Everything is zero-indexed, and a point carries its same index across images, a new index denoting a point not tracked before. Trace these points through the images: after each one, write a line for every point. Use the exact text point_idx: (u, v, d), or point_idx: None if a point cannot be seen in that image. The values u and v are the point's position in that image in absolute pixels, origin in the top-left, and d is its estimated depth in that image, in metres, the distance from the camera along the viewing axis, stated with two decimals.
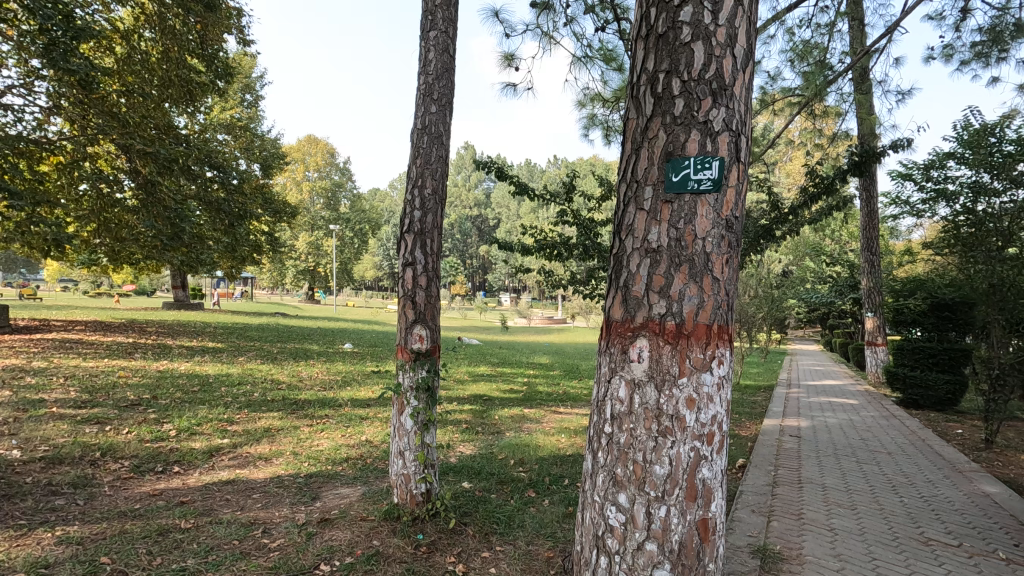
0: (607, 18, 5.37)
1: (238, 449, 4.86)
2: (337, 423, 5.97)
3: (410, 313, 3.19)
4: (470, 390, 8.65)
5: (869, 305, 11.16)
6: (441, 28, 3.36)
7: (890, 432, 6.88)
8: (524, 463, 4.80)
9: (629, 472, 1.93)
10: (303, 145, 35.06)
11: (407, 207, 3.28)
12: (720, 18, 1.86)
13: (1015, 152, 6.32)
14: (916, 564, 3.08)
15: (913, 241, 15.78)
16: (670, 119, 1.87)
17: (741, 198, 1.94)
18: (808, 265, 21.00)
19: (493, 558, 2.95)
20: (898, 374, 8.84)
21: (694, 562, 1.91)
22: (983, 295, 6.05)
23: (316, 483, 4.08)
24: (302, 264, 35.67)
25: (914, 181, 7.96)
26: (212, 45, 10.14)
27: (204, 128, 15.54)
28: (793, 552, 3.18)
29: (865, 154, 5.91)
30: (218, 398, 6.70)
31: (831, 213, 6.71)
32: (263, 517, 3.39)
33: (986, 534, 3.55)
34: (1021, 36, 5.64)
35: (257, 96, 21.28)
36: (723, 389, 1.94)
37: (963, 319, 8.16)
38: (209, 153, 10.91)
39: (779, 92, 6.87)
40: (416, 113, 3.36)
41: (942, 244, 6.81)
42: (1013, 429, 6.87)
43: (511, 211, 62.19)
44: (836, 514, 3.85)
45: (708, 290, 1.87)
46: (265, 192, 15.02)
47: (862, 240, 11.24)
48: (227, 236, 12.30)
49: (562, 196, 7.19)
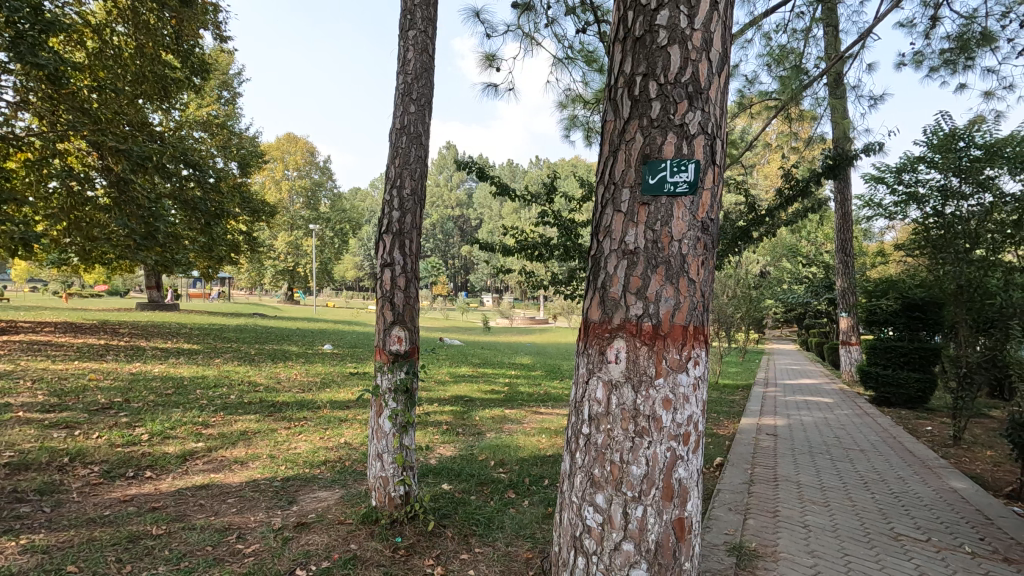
0: (588, 21, 5.40)
1: (212, 452, 4.76)
2: (315, 425, 5.92)
3: (388, 315, 3.16)
4: (451, 390, 8.62)
5: (844, 305, 11.39)
6: (420, 28, 3.34)
7: (863, 430, 7.03)
8: (504, 464, 4.81)
9: (606, 473, 1.94)
10: (282, 144, 34.58)
11: (385, 207, 3.26)
12: (696, 23, 1.88)
13: (982, 157, 6.56)
14: (887, 559, 3.14)
15: (885, 242, 16.15)
16: (647, 122, 1.89)
17: (717, 200, 1.96)
18: (785, 266, 21.35)
19: (472, 560, 2.94)
20: (871, 373, 9.03)
21: (671, 561, 1.92)
22: (952, 296, 6.23)
23: (293, 487, 4.02)
24: (280, 263, 35.25)
25: (886, 184, 8.14)
26: (188, 41, 9.97)
27: (179, 125, 15.24)
28: (768, 550, 3.22)
29: (838, 158, 6.05)
30: (193, 401, 6.56)
31: (806, 215, 6.81)
32: (238, 522, 3.33)
33: (954, 529, 3.65)
34: (987, 45, 5.84)
35: (235, 93, 20.94)
36: (700, 389, 1.97)
37: (933, 319, 8.38)
38: (185, 151, 10.72)
39: (756, 96, 6.95)
40: (395, 114, 3.33)
41: (913, 246, 7.00)
42: (980, 425, 7.08)
43: (492, 210, 61.98)
44: (810, 511, 3.92)
45: (684, 291, 1.88)
46: (243, 190, 14.76)
47: (837, 241, 11.46)
48: (203, 236, 12.11)
49: (543, 197, 7.22)
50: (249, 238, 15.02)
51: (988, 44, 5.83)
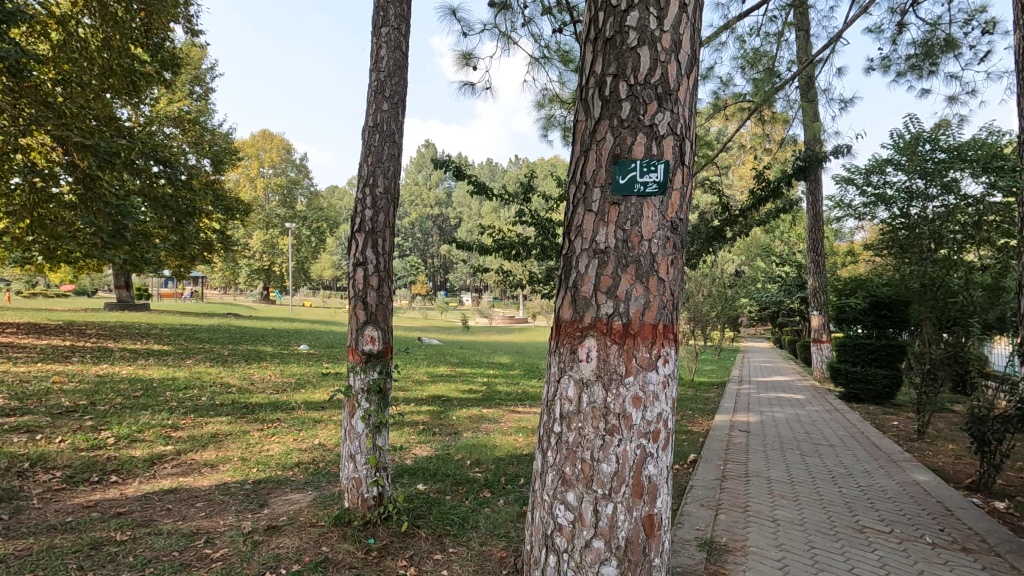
0: (564, 21, 5.42)
1: (182, 455, 4.66)
2: (289, 427, 5.82)
3: (361, 314, 3.13)
4: (429, 390, 8.56)
5: (815, 304, 11.64)
6: (393, 25, 3.31)
7: (832, 426, 7.19)
8: (480, 464, 4.80)
9: (577, 471, 1.95)
10: (257, 141, 33.90)
11: (357, 206, 3.22)
12: (665, 25, 1.90)
13: (945, 160, 6.79)
14: (851, 551, 3.23)
15: (855, 242, 16.55)
16: (617, 122, 1.90)
17: (686, 201, 1.99)
18: (759, 266, 21.67)
19: (445, 560, 2.93)
20: (841, 370, 9.25)
21: (640, 557, 1.94)
22: (916, 295, 6.37)
23: (265, 489, 3.95)
24: (255, 262, 34.70)
25: (856, 185, 8.33)
26: (158, 35, 9.72)
27: (149, 121, 14.87)
28: (737, 544, 3.28)
29: (808, 159, 6.17)
30: (161, 403, 6.41)
31: (778, 215, 6.92)
32: (207, 526, 3.27)
33: (915, 521, 3.76)
34: (950, 50, 6.03)
35: (207, 89, 20.47)
36: (669, 386, 1.99)
37: (900, 317, 8.62)
38: (154, 147, 10.46)
39: (730, 98, 7.05)
40: (368, 111, 3.30)
41: (882, 246, 7.19)
42: (943, 420, 7.29)
43: (471, 210, 61.78)
44: (779, 505, 4.00)
45: (654, 290, 1.90)
46: (216, 187, 14.44)
47: (809, 241, 11.69)
48: (174, 235, 11.83)
49: (520, 196, 7.23)
50: (222, 237, 14.73)
51: (951, 50, 6.02)
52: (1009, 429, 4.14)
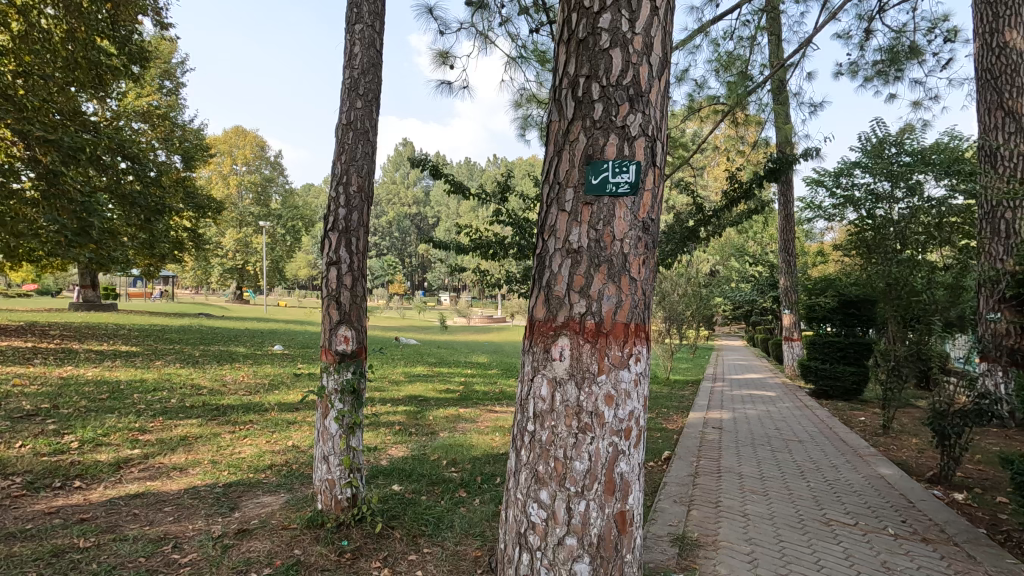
0: (541, 21, 5.44)
1: (150, 459, 4.56)
2: (262, 428, 5.73)
3: (334, 314, 3.10)
4: (405, 390, 8.49)
5: (786, 303, 11.90)
6: (367, 22, 3.29)
7: (803, 422, 7.35)
8: (456, 463, 4.79)
9: (550, 469, 1.96)
10: (230, 137, 33.24)
11: (331, 205, 3.18)
12: (637, 27, 1.92)
13: (910, 163, 7.01)
14: (818, 544, 3.31)
15: (824, 243, 16.97)
16: (590, 123, 1.92)
17: (658, 201, 2.01)
18: (733, 265, 22.08)
19: (420, 561, 2.92)
20: (811, 367, 9.50)
21: (612, 554, 1.96)
22: (881, 294, 6.52)
23: (236, 492, 3.89)
24: (228, 262, 33.98)
25: (825, 187, 8.54)
26: (126, 27, 9.45)
27: (117, 115, 14.48)
28: (709, 539, 3.34)
29: (779, 162, 6.26)
30: (129, 405, 6.24)
31: (750, 216, 7.06)
32: (175, 530, 3.20)
33: (879, 513, 3.88)
34: (914, 57, 6.24)
35: (177, 84, 20.00)
36: (641, 385, 2.01)
37: (867, 315, 8.85)
38: (123, 142, 10.19)
39: (705, 100, 7.18)
40: (341, 108, 3.26)
41: (850, 246, 7.39)
42: (907, 416, 7.53)
43: (449, 209, 61.51)
44: (750, 500, 4.08)
45: (626, 290, 1.92)
46: (188, 184, 14.12)
47: (781, 241, 11.96)
48: (143, 233, 11.54)
49: (497, 196, 7.22)
50: (194, 235, 14.43)
51: (916, 57, 6.23)
52: (968, 423, 4.29)
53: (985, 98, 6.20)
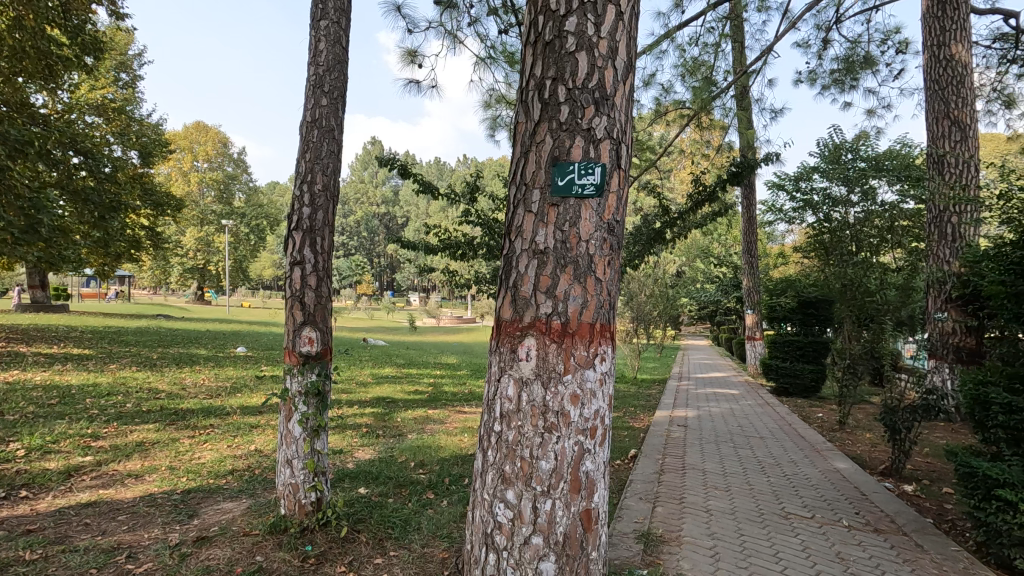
0: (510, 22, 5.46)
1: (103, 466, 4.38)
2: (223, 433, 5.57)
3: (298, 315, 3.03)
4: (373, 392, 8.38)
5: (749, 303, 12.22)
6: (332, 18, 3.24)
7: (764, 419, 7.57)
8: (424, 465, 4.76)
9: (516, 469, 1.97)
10: (191, 133, 32.28)
11: (295, 203, 3.12)
12: (602, 31, 1.94)
13: (866, 168, 7.27)
14: (777, 537, 3.42)
15: (785, 245, 17.50)
16: (556, 125, 1.94)
17: (623, 203, 2.05)
18: (699, 266, 22.57)
19: (386, 564, 2.89)
20: (772, 365, 9.78)
21: (577, 552, 1.98)
22: (838, 294, 6.67)
23: (194, 499, 3.77)
24: (189, 262, 32.92)
25: (786, 191, 8.80)
26: (79, 16, 9.09)
27: (70, 108, 13.89)
28: (673, 535, 3.41)
29: (742, 165, 6.42)
30: (81, 411, 5.98)
31: (714, 218, 7.22)
32: (129, 540, 3.09)
33: (834, 506, 4.02)
34: (868, 67, 6.51)
35: (134, 76, 19.30)
36: (606, 384, 2.04)
37: (825, 315, 9.16)
38: (75, 137, 9.80)
39: (671, 104, 7.33)
40: (305, 105, 3.20)
41: (809, 249, 7.64)
42: (861, 412, 7.84)
43: (419, 208, 61.05)
44: (712, 496, 4.18)
45: (591, 290, 1.94)
46: (146, 181, 13.65)
47: (744, 243, 12.29)
48: (97, 231, 11.11)
49: (467, 196, 7.20)
50: (152, 233, 13.95)
51: (870, 67, 6.50)
52: (917, 417, 4.48)
53: (933, 107, 6.50)
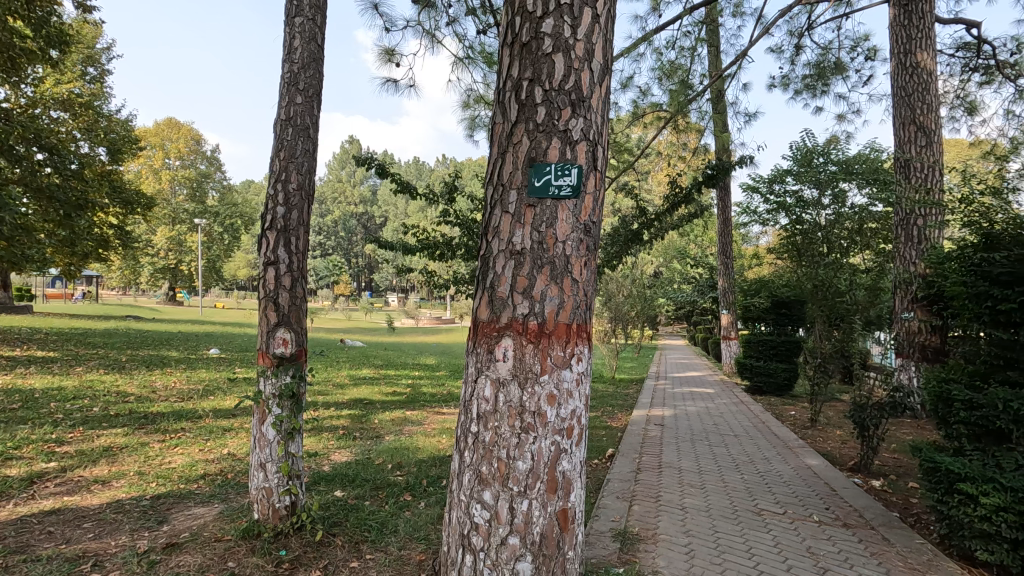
0: (488, 23, 5.46)
1: (67, 472, 4.24)
2: (195, 436, 5.45)
3: (271, 316, 2.99)
4: (350, 394, 8.29)
5: (725, 303, 12.42)
6: (307, 15, 3.19)
7: (738, 417, 7.69)
8: (402, 467, 4.72)
9: (493, 469, 1.97)
10: (162, 129, 31.51)
11: (269, 203, 3.07)
12: (579, 33, 1.95)
13: (836, 171, 7.45)
14: (750, 533, 3.48)
15: (759, 246, 17.84)
16: (533, 126, 1.94)
17: (599, 203, 2.06)
18: (675, 267, 22.84)
19: (362, 567, 2.86)
20: (747, 364, 9.96)
21: (554, 551, 1.99)
22: (809, 295, 6.82)
23: (164, 505, 3.68)
24: (160, 262, 32.13)
25: (760, 193, 8.96)
26: (43, 8, 8.80)
27: (33, 102, 13.42)
28: (649, 533, 3.44)
29: (717, 167, 6.52)
30: (44, 415, 5.79)
31: (691, 220, 7.32)
32: (96, 547, 3.00)
33: (805, 501, 4.11)
34: (839, 73, 6.68)
35: (103, 71, 18.75)
36: (583, 384, 2.05)
37: (797, 315, 9.36)
38: (39, 132, 9.48)
39: (648, 106, 7.41)
40: (280, 104, 3.16)
41: (782, 250, 7.80)
42: (832, 409, 8.02)
43: (397, 208, 60.59)
44: (688, 494, 4.24)
45: (568, 291, 1.95)
46: (114, 179, 13.26)
47: (720, 244, 12.49)
48: (63, 231, 10.76)
49: (445, 196, 7.17)
50: (121, 232, 13.57)
51: (840, 73, 6.67)
52: (884, 414, 4.61)
53: (900, 113, 6.69)
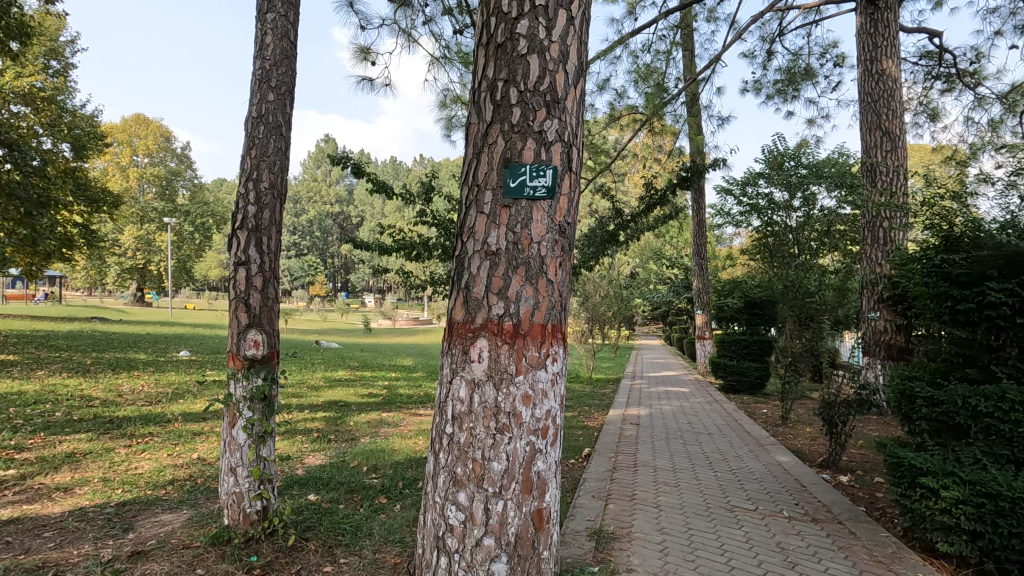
0: (465, 22, 5.44)
1: (27, 480, 4.09)
2: (163, 441, 5.31)
3: (242, 317, 2.93)
4: (325, 396, 8.17)
5: (699, 303, 12.61)
6: (279, 12, 3.14)
7: (712, 416, 7.82)
8: (377, 469, 4.67)
9: (468, 471, 1.96)
10: (130, 125, 30.60)
11: (240, 202, 3.01)
12: (554, 34, 1.96)
13: (806, 174, 7.64)
14: (722, 530, 3.54)
15: (733, 247, 18.18)
16: (508, 126, 1.94)
17: (574, 204, 2.07)
18: (651, 268, 23.12)
19: (336, 572, 2.82)
20: (721, 363, 10.13)
21: (530, 551, 1.99)
22: (780, 295, 6.97)
23: (130, 512, 3.57)
24: (127, 262, 31.19)
25: (733, 195, 9.13)
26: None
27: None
28: (624, 531, 3.47)
29: (692, 169, 6.61)
30: (3, 421, 5.57)
31: (666, 221, 7.41)
32: (57, 557, 2.90)
33: (776, 498, 4.20)
34: (809, 79, 6.84)
35: (67, 64, 18.12)
36: (558, 384, 2.06)
37: (769, 314, 9.56)
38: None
39: (625, 109, 7.48)
40: (251, 100, 3.09)
41: (754, 251, 7.95)
42: (802, 407, 8.21)
43: (374, 208, 60.01)
44: (662, 492, 4.29)
45: (543, 291, 1.96)
46: (78, 176, 12.83)
47: (694, 246, 12.69)
48: (24, 230, 10.35)
49: (422, 196, 7.12)
50: (86, 231, 13.13)
51: (810, 78, 6.83)
52: (852, 411, 4.73)
53: (866, 119, 6.89)
